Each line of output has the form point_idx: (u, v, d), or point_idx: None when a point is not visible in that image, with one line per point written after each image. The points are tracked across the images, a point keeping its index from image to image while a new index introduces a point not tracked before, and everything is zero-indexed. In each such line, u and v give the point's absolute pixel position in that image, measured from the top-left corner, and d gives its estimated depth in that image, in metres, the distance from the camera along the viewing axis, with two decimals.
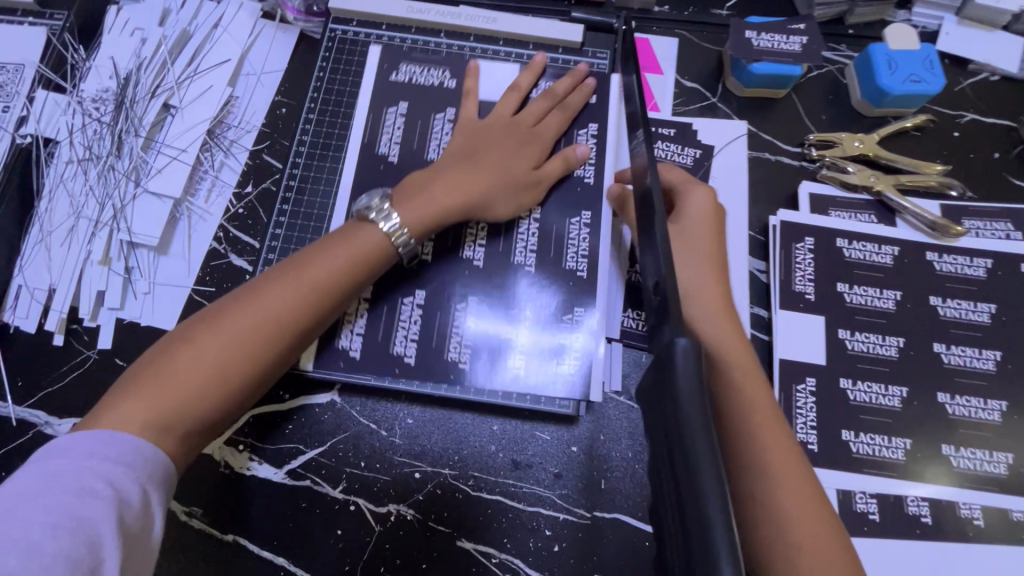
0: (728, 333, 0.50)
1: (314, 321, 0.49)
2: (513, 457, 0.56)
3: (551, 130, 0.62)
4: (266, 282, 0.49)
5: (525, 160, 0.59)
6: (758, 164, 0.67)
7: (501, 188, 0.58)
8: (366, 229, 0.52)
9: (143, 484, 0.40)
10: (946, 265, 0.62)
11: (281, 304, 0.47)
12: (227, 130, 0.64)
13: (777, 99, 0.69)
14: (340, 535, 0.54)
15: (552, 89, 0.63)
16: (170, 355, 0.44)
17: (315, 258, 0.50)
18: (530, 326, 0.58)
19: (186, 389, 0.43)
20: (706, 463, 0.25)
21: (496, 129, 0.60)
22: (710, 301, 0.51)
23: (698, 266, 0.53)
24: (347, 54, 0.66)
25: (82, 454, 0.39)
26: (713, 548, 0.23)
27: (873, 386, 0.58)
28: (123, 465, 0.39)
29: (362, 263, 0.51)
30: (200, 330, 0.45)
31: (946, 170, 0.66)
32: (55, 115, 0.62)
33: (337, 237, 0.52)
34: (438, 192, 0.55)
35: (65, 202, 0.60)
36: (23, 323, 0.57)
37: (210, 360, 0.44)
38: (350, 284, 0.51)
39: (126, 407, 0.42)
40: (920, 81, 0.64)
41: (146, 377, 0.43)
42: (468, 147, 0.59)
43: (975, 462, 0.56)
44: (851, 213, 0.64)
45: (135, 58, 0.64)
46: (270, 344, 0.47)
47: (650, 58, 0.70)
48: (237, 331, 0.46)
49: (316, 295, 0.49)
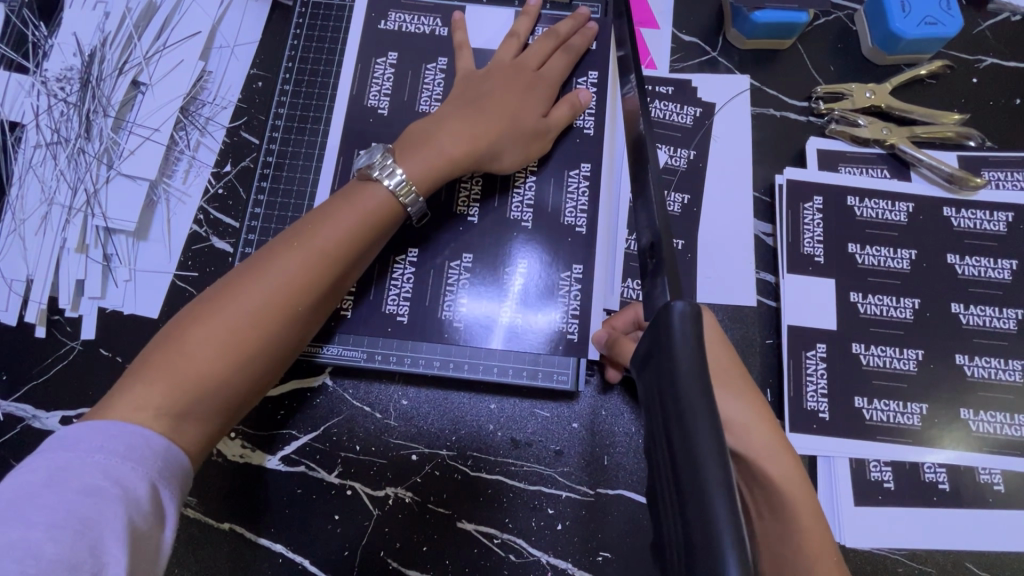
0: (786, 474, 0.41)
1: (326, 289, 0.47)
2: (511, 435, 0.54)
3: (556, 75, 0.58)
4: (269, 253, 0.46)
5: (531, 106, 0.55)
6: (763, 121, 0.63)
7: (512, 137, 0.54)
8: (368, 188, 0.49)
9: (154, 480, 0.38)
10: (964, 220, 0.58)
11: (291, 275, 0.45)
12: (202, 107, 0.61)
13: (782, 50, 0.64)
14: (338, 521, 0.52)
15: (553, 30, 0.59)
16: (178, 336, 0.42)
17: (320, 224, 0.47)
18: (526, 292, 0.56)
19: (202, 370, 0.41)
20: (697, 402, 0.28)
21: (498, 74, 0.56)
22: (766, 440, 0.42)
23: (735, 398, 0.42)
24: (323, 19, 0.62)
25: (91, 447, 0.37)
26: (713, 509, 0.25)
27: (887, 349, 0.55)
28: (132, 461, 0.37)
29: (370, 223, 0.48)
30: (208, 311, 0.43)
31: (964, 120, 0.62)
32: (20, 97, 0.60)
33: (338, 199, 0.49)
34: (445, 144, 0.51)
35: (36, 189, 0.58)
36: (2, 315, 0.55)
37: (221, 339, 0.42)
38: (360, 247, 0.48)
39: (139, 395, 0.39)
40: (936, 23, 0.60)
41: (155, 362, 0.41)
42: (469, 92, 0.55)
43: (995, 426, 0.54)
44: (862, 169, 0.61)
45: (98, 33, 0.61)
46: (282, 317, 0.44)
47: (644, 12, 0.65)
48: (247, 306, 0.43)
49: (325, 262, 0.46)
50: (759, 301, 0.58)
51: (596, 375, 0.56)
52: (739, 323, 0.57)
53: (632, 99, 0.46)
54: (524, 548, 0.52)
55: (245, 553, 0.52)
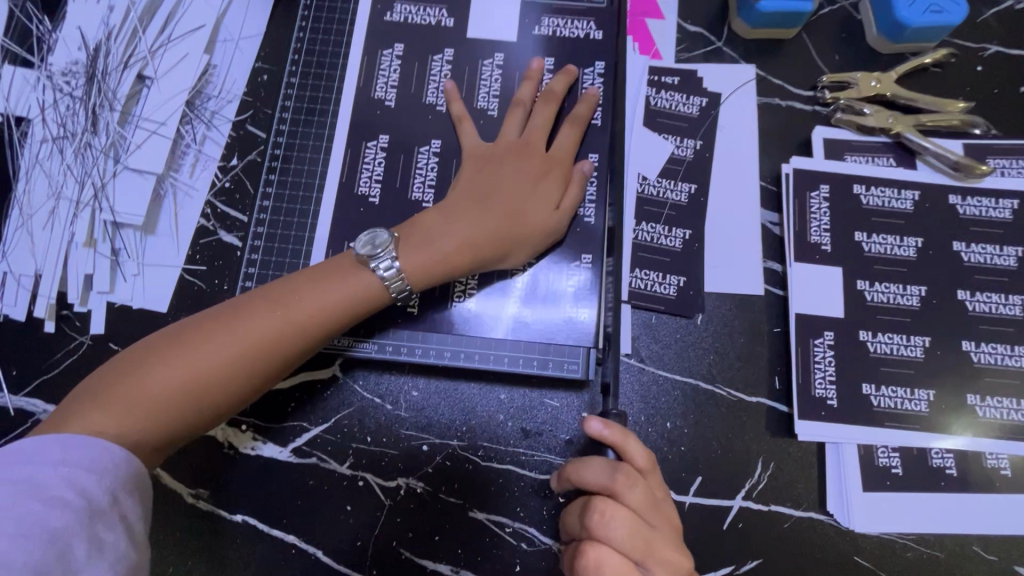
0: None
1: (295, 356, 0.47)
2: (522, 425, 0.54)
3: (564, 149, 0.56)
4: (252, 305, 0.46)
5: (545, 197, 0.53)
6: (769, 110, 0.63)
7: (520, 238, 0.52)
8: (361, 271, 0.49)
9: (116, 492, 0.38)
10: (970, 208, 0.59)
11: (263, 335, 0.45)
12: (207, 101, 0.60)
13: (787, 39, 0.64)
14: (350, 511, 0.53)
15: (551, 90, 0.57)
16: (144, 368, 0.43)
17: (307, 289, 0.47)
18: (534, 291, 0.56)
19: (158, 408, 0.42)
20: None
21: (504, 159, 0.54)
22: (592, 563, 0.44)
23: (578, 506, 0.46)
24: (328, 11, 0.62)
25: (52, 460, 0.37)
26: None
27: (894, 336, 0.56)
28: (95, 473, 0.38)
29: (358, 306, 0.48)
30: (179, 352, 0.44)
31: (968, 108, 0.62)
32: (25, 91, 0.59)
33: (331, 267, 0.49)
34: (449, 244, 0.51)
35: (43, 183, 0.58)
36: (11, 310, 0.56)
37: (183, 384, 0.43)
38: (338, 323, 0.48)
39: (94, 419, 0.40)
40: (941, 11, 0.60)
41: (116, 389, 0.42)
42: (474, 188, 0.53)
43: (1002, 411, 0.54)
44: (868, 157, 0.61)
45: (103, 26, 0.61)
46: (246, 374, 0.45)
47: (649, 3, 0.65)
48: (215, 359, 0.44)
49: (301, 333, 0.46)
50: (766, 289, 0.58)
51: None
52: (747, 313, 0.57)
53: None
54: (535, 536, 0.52)
55: (258, 545, 0.52)
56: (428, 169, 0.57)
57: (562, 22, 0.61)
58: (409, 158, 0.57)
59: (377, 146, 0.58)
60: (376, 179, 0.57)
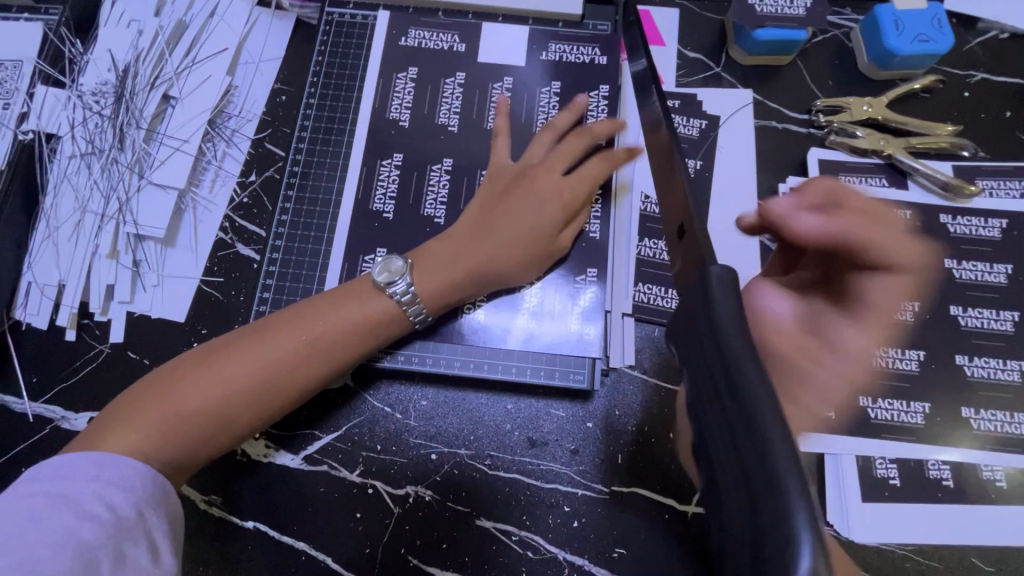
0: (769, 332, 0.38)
1: (315, 379, 0.49)
2: (528, 435, 0.56)
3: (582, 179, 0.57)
4: (276, 326, 0.49)
5: (554, 224, 0.56)
6: (766, 132, 0.65)
7: (529, 260, 0.55)
8: (379, 296, 0.51)
9: (143, 510, 0.41)
10: (961, 227, 0.61)
11: (284, 356, 0.48)
12: (228, 120, 0.63)
13: (782, 66, 0.67)
14: (359, 518, 0.54)
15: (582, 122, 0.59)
16: (174, 387, 0.46)
17: (327, 311, 0.50)
18: (537, 306, 0.58)
19: (185, 425, 0.45)
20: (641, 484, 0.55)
21: (522, 183, 0.57)
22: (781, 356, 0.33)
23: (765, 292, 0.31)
24: (346, 36, 0.65)
25: (88, 477, 0.40)
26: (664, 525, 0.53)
27: (890, 350, 0.57)
28: (126, 490, 0.41)
29: (375, 328, 0.51)
30: (205, 372, 0.46)
31: (957, 131, 0.65)
32: (56, 110, 0.62)
33: (352, 290, 0.52)
34: (460, 266, 0.53)
35: (70, 197, 0.60)
36: (34, 319, 0.57)
37: (208, 402, 0.46)
38: (356, 346, 0.50)
39: (128, 436, 0.44)
40: (929, 40, 0.63)
41: (148, 408, 0.45)
42: (490, 212, 0.56)
43: (997, 424, 0.55)
44: (863, 178, 0.63)
45: (132, 50, 0.64)
46: (268, 393, 0.47)
47: (651, 30, 0.68)
48: (240, 378, 0.46)
49: (321, 354, 0.49)
50: None
51: (610, 376, 0.57)
52: None
53: (663, 133, 0.37)
54: (543, 545, 0.53)
55: (268, 551, 0.53)
56: (440, 187, 0.60)
57: (568, 48, 0.64)
58: (422, 176, 0.60)
59: (392, 164, 0.60)
60: (390, 196, 0.59)
